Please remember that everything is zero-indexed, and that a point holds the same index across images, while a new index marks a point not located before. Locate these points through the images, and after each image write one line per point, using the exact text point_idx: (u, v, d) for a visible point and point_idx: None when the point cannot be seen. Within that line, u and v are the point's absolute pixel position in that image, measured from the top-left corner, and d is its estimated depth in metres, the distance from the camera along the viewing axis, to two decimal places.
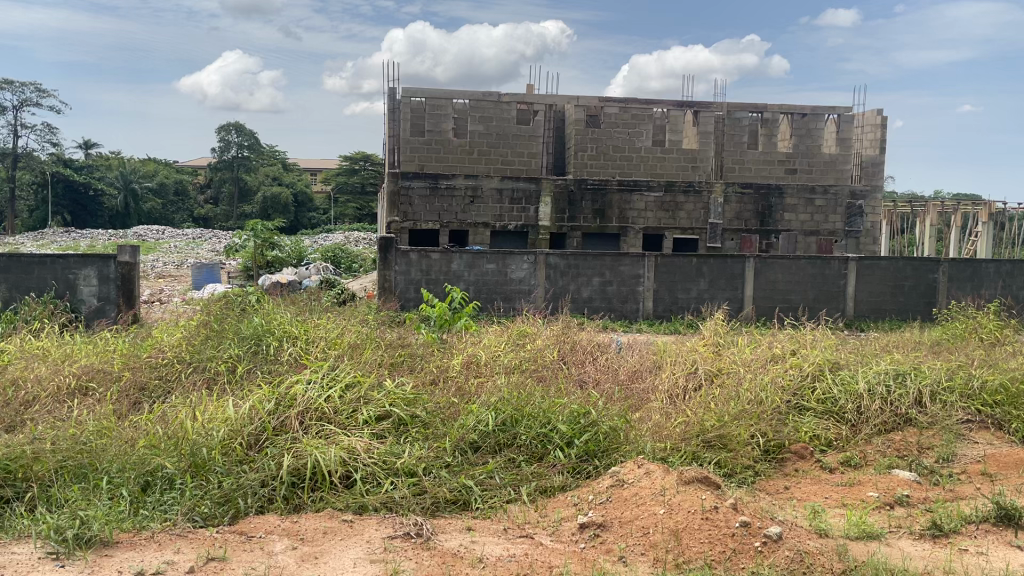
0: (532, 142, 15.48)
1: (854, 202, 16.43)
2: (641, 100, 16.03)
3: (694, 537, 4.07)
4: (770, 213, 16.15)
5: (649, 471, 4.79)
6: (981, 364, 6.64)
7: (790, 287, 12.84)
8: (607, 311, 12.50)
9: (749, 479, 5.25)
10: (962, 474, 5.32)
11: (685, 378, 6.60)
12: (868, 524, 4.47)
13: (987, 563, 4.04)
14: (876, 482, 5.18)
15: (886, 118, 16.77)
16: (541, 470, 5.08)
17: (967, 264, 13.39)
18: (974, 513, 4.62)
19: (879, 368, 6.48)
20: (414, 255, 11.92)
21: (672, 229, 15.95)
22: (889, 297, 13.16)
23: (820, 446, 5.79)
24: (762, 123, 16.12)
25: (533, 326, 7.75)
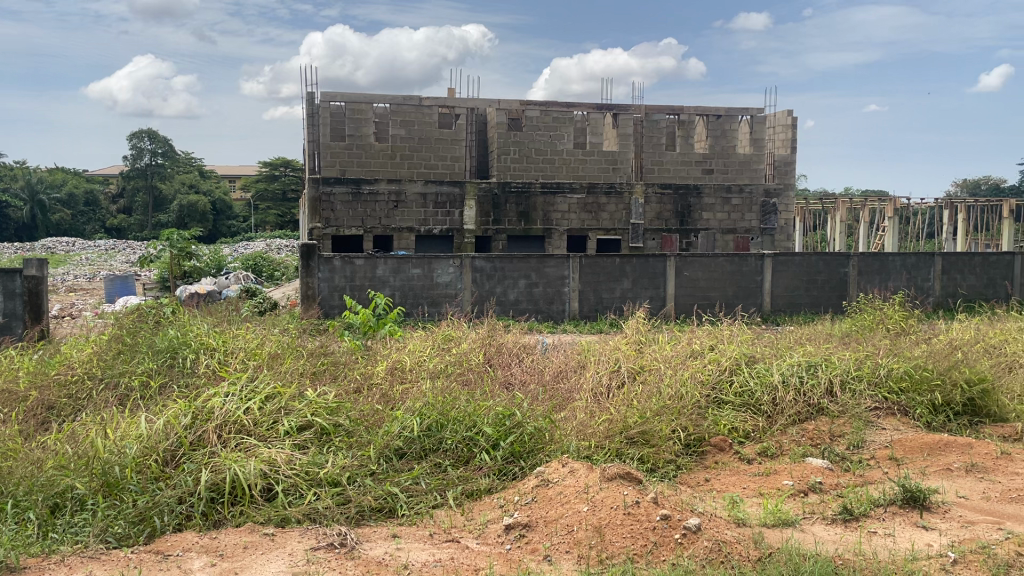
0: (455, 146, 15.47)
1: (768, 200, 16.97)
2: (562, 103, 16.16)
3: (616, 532, 4.15)
4: (689, 212, 16.58)
5: (573, 470, 4.85)
6: (887, 352, 6.94)
7: (710, 285, 13.17)
8: (533, 312, 12.58)
9: (671, 473, 5.38)
10: (872, 459, 5.55)
11: (609, 377, 6.69)
12: (784, 512, 4.63)
13: (895, 544, 4.23)
14: (791, 470, 5.36)
15: (796, 118, 17.34)
16: (467, 473, 5.08)
17: (876, 258, 13.99)
18: (881, 496, 4.83)
19: (792, 360, 6.70)
20: (337, 261, 11.76)
21: (595, 230, 16.19)
22: (804, 292, 13.64)
23: (738, 438, 5.96)
24: (679, 125, 16.44)
25: (458, 329, 7.75)
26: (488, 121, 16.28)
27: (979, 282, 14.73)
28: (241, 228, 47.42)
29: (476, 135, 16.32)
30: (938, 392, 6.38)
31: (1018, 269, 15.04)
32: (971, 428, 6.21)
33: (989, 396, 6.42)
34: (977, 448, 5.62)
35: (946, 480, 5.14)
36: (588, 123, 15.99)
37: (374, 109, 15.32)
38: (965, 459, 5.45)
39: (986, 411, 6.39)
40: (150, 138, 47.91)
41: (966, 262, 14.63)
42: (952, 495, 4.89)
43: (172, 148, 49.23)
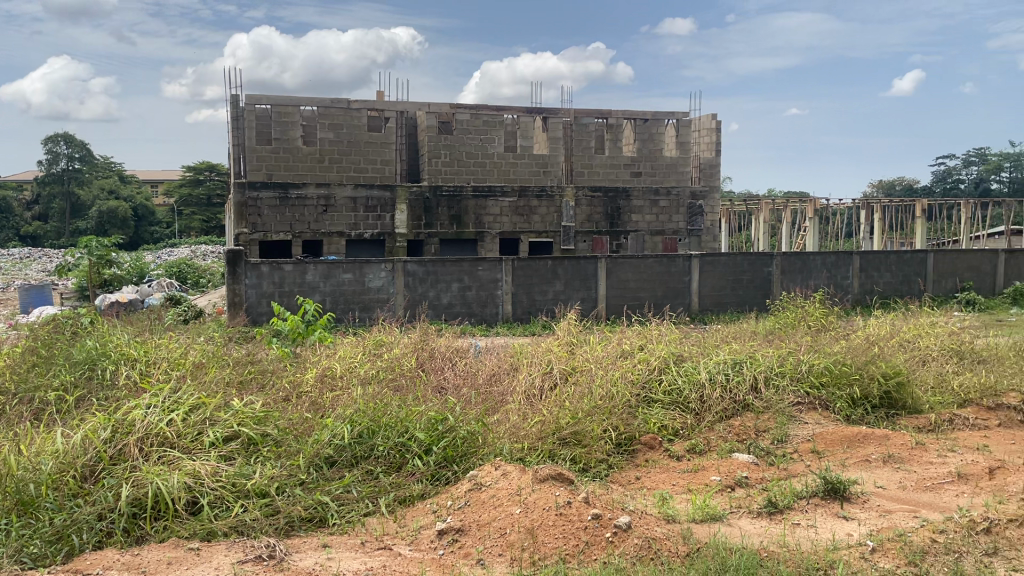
0: (384, 149, 15.36)
1: (695, 202, 17.34)
2: (492, 107, 16.19)
3: (549, 533, 4.17)
4: (619, 214, 16.82)
5: (506, 472, 4.86)
6: (808, 348, 7.15)
7: (640, 286, 13.39)
8: (467, 316, 12.56)
9: (602, 472, 5.44)
10: (795, 453, 5.72)
11: (541, 379, 6.72)
12: (711, 507, 4.73)
13: (817, 535, 4.37)
14: (718, 466, 5.49)
15: (719, 122, 17.76)
16: (399, 480, 5.05)
17: (797, 257, 14.46)
18: (804, 489, 4.98)
19: (718, 358, 6.85)
20: (265, 267, 11.53)
21: (527, 232, 16.27)
22: (730, 291, 13.98)
23: (668, 436, 6.07)
24: (607, 129, 16.77)
25: (389, 334, 7.68)
26: (418, 125, 16.22)
27: (895, 279, 15.34)
28: (165, 234, 46.03)
29: (405, 139, 16.25)
30: (856, 386, 6.62)
31: (931, 266, 15.72)
32: (888, 420, 6.47)
33: (904, 388, 6.68)
34: (893, 439, 5.84)
35: (865, 471, 5.33)
36: (519, 126, 16.10)
37: (301, 112, 15.12)
38: (883, 450, 5.66)
39: (902, 403, 6.65)
40: (66, 142, 46.11)
41: (882, 260, 15.22)
42: (871, 486, 5.07)
43: (90, 151, 47.43)
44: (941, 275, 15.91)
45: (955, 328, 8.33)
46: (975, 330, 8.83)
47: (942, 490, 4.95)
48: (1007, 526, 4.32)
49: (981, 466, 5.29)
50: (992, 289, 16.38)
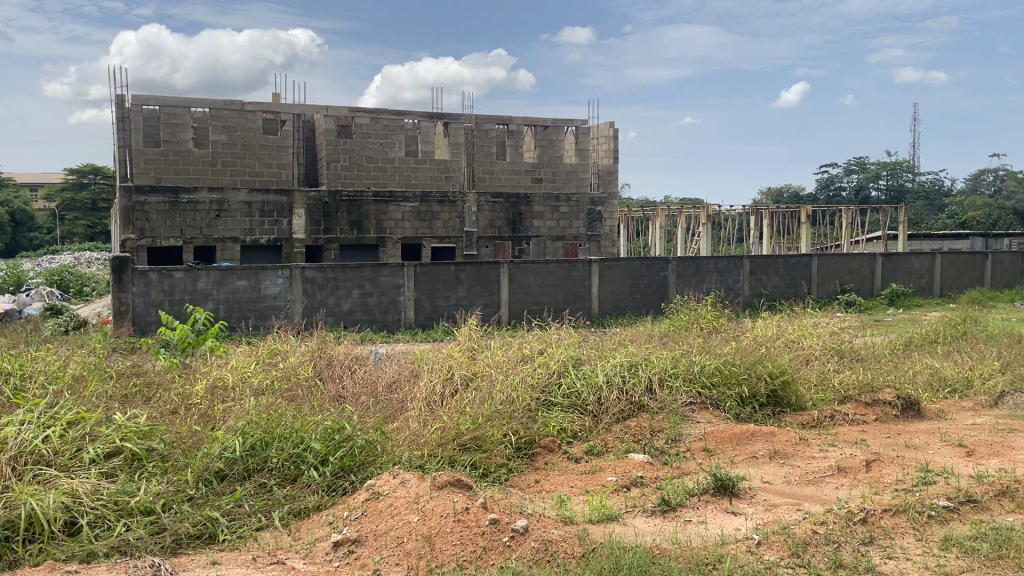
0: (281, 153, 15.00)
1: (594, 208, 17.68)
2: (392, 111, 16.04)
3: (446, 540, 4.15)
4: (520, 220, 16.97)
5: (404, 480, 4.81)
6: (700, 349, 7.38)
7: (542, 290, 13.54)
8: (368, 322, 12.39)
9: (502, 477, 5.47)
10: (687, 451, 5.90)
11: (442, 385, 6.61)
12: (608, 507, 4.82)
13: (706, 530, 4.51)
14: (614, 466, 5.60)
15: (617, 130, 18.16)
16: (293, 492, 4.93)
17: (691, 262, 14.96)
18: (696, 486, 5.13)
19: (615, 361, 6.98)
20: (153, 274, 11.08)
21: (429, 238, 16.20)
22: (628, 295, 14.31)
23: (567, 439, 6.16)
24: (508, 135, 16.76)
25: (285, 343, 7.48)
26: (316, 128, 15.89)
27: (782, 282, 16.05)
28: (46, 241, 43.56)
29: (303, 142, 15.92)
30: (745, 385, 6.88)
31: (815, 269, 16.52)
32: (774, 418, 6.76)
33: (789, 386, 6.99)
34: (779, 435, 6.10)
35: (753, 467, 5.54)
36: (420, 131, 15.93)
37: (193, 113, 14.60)
38: (769, 446, 5.90)
39: (787, 401, 6.96)
40: None
41: (770, 263, 15.89)
42: (758, 481, 5.28)
43: None
44: (824, 278, 16.73)
45: (836, 328, 8.76)
46: (853, 329, 9.31)
47: (823, 483, 5.20)
48: (881, 516, 4.57)
49: (859, 459, 5.58)
50: (871, 291, 17.33)
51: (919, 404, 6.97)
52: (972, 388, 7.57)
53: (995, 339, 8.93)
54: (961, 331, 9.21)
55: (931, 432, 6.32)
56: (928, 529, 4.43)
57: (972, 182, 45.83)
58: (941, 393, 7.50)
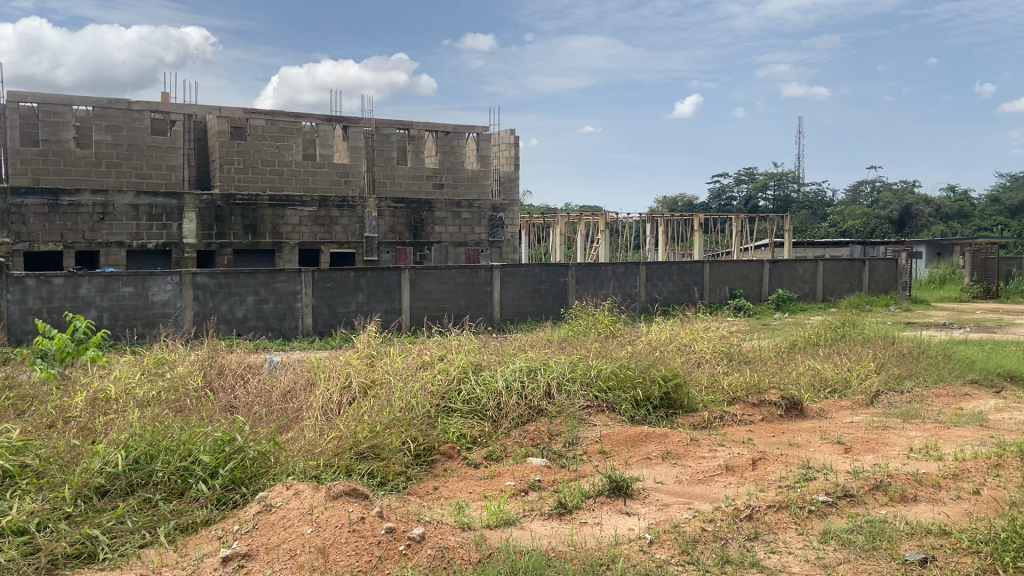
0: (170, 154, 14.45)
1: (495, 214, 17.81)
2: (289, 113, 15.68)
3: (341, 551, 4.07)
4: (421, 226, 16.89)
5: (298, 491, 4.70)
6: (597, 354, 7.50)
7: (443, 296, 13.51)
8: (263, 330, 12.04)
9: (400, 485, 5.42)
10: (584, 454, 6.00)
11: (339, 393, 6.43)
12: (505, 512, 4.85)
13: (601, 532, 4.59)
14: (513, 471, 5.63)
15: (518, 137, 18.36)
16: (181, 507, 4.74)
17: (591, 268, 15.25)
18: (592, 488, 5.22)
19: (515, 366, 7.01)
20: (30, 282, 10.52)
21: (327, 243, 15.90)
22: (529, 301, 14.45)
23: (466, 445, 6.15)
24: (409, 140, 16.76)
25: (172, 352, 7.17)
26: (209, 129, 15.38)
27: (676, 287, 16.56)
28: None
29: (194, 144, 15.36)
30: (639, 388, 7.06)
31: (707, 276, 17.13)
32: (667, 419, 6.96)
33: (681, 389, 7.21)
34: (671, 436, 6.29)
35: (646, 468, 5.68)
36: (318, 134, 15.69)
37: (74, 111, 13.91)
38: (662, 447, 6.08)
39: (679, 403, 7.18)
40: None
41: (665, 270, 16.37)
42: (651, 482, 5.42)
43: None
44: (716, 283, 17.35)
45: (725, 332, 9.08)
46: (742, 333, 9.68)
47: (713, 482, 5.38)
48: (765, 512, 4.77)
49: (746, 458, 5.80)
50: (759, 296, 18.08)
51: (802, 404, 7.31)
52: (849, 388, 7.99)
53: (870, 341, 9.45)
54: (840, 334, 9.72)
55: (813, 430, 6.64)
56: (808, 523, 4.64)
57: (851, 193, 48.48)
58: (822, 393, 7.89)
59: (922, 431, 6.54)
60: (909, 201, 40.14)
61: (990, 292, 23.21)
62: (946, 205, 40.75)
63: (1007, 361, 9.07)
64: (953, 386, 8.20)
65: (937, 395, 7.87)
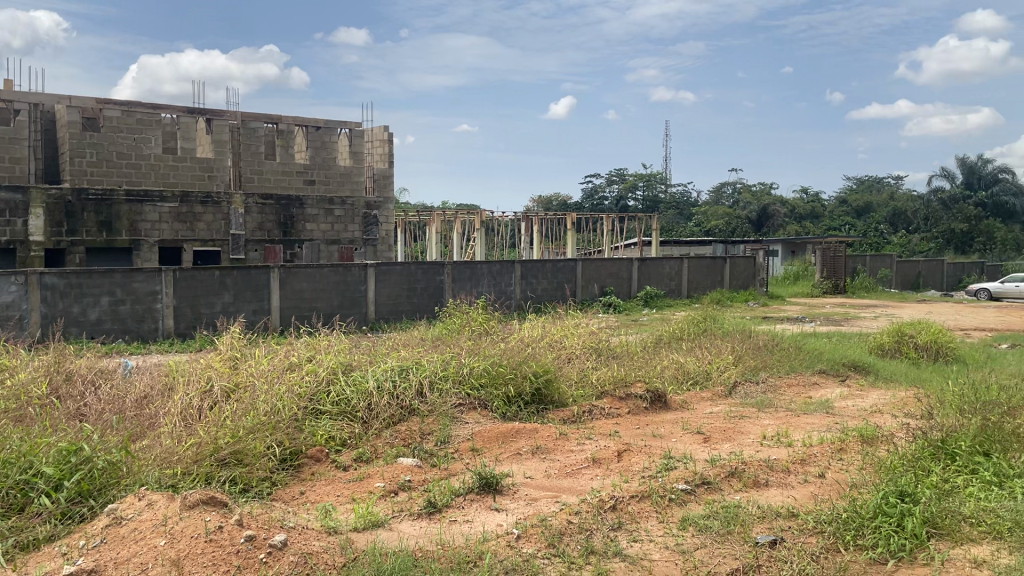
0: (14, 145, 13.47)
1: (369, 212, 17.53)
2: (147, 105, 14.95)
3: (196, 562, 3.88)
4: (292, 223, 16.42)
5: (151, 502, 4.46)
6: (470, 351, 7.48)
7: (315, 295, 13.19)
8: (120, 333, 11.38)
9: (264, 491, 5.24)
10: (456, 452, 5.99)
11: (199, 398, 6.11)
12: (374, 514, 4.77)
13: (470, 529, 4.59)
14: (383, 472, 5.55)
15: (392, 134, 18.15)
16: (20, 523, 4.40)
17: (467, 266, 15.32)
18: (461, 486, 5.21)
19: (386, 365, 6.89)
20: None
21: (191, 241, 15.22)
22: (405, 299, 14.35)
23: (335, 447, 6.02)
24: (278, 135, 16.19)
25: (13, 358, 6.65)
26: (58, 119, 14.44)
27: (550, 285, 16.85)
28: None
29: (42, 134, 14.39)
30: (511, 385, 7.12)
31: (580, 273, 17.52)
32: (538, 415, 7.07)
33: (552, 384, 7.34)
34: (541, 432, 6.39)
35: (516, 464, 5.74)
36: (179, 126, 14.99)
37: None
38: (532, 442, 6.17)
39: (549, 398, 7.31)
40: None
41: (539, 268, 16.64)
42: (521, 477, 5.47)
43: None
44: (587, 281, 17.77)
45: (594, 328, 9.29)
46: (611, 329, 9.93)
47: (580, 475, 5.49)
48: (628, 502, 4.91)
49: (611, 450, 5.96)
50: (628, 293, 18.63)
51: (666, 396, 7.59)
52: (710, 379, 8.37)
53: (729, 335, 9.91)
54: (701, 328, 10.14)
55: (676, 421, 6.90)
56: (668, 511, 4.81)
57: (715, 194, 50.72)
58: (685, 385, 8.23)
59: (774, 419, 6.92)
60: (766, 203, 42.48)
61: (837, 287, 24.89)
62: (800, 207, 43.34)
63: (851, 352, 9.72)
64: (803, 376, 8.73)
65: (789, 385, 8.35)
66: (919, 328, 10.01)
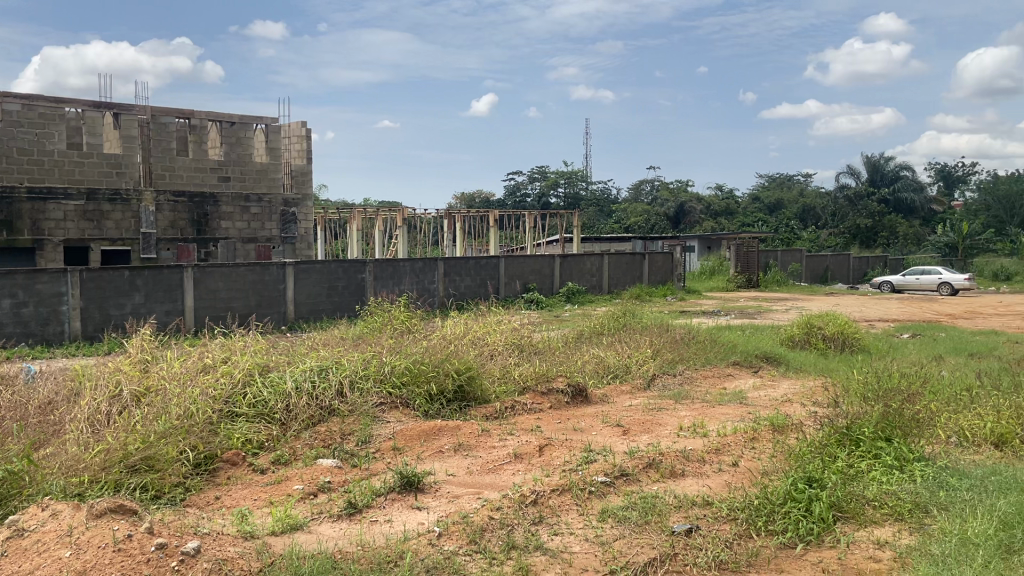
0: None
1: (287, 210, 17.18)
2: (49, 98, 14.28)
3: (103, 573, 3.74)
4: (206, 221, 15.97)
5: (55, 513, 4.28)
6: (391, 349, 7.42)
7: (232, 295, 12.87)
8: (22, 336, 10.86)
9: (178, 497, 5.08)
10: (377, 452, 5.94)
11: (108, 404, 5.87)
12: (292, 516, 4.67)
13: (391, 529, 4.55)
14: (301, 474, 5.45)
15: (309, 130, 17.82)
16: None
17: (388, 264, 15.21)
18: (383, 486, 5.17)
19: (305, 365, 6.77)
20: None
21: (98, 240, 14.67)
22: (325, 298, 14.16)
23: (252, 450, 5.89)
24: (190, 130, 15.72)
25: None
26: None
27: (473, 283, 16.86)
28: None
29: None
30: (433, 382, 7.10)
31: (502, 270, 17.60)
32: (460, 412, 7.06)
33: (474, 381, 7.34)
34: (462, 429, 6.40)
35: (439, 461, 5.73)
36: (84, 121, 14.36)
37: None
38: (454, 440, 6.16)
39: (472, 395, 7.32)
40: None
41: (462, 265, 16.65)
42: (443, 474, 5.46)
43: None
44: (510, 278, 17.85)
45: (516, 325, 9.34)
46: (533, 325, 9.99)
47: (502, 470, 5.52)
48: (549, 496, 4.96)
49: (533, 445, 6.00)
50: (551, 289, 18.80)
51: (587, 391, 7.71)
52: (630, 373, 8.52)
53: (648, 329, 10.09)
54: (621, 323, 10.32)
55: (596, 415, 7.00)
56: (588, 504, 4.88)
57: (635, 191, 51.55)
58: (605, 379, 8.36)
59: (691, 410, 7.10)
60: (684, 200, 43.47)
61: (751, 281, 25.68)
62: (716, 203, 44.52)
63: (764, 344, 10.04)
64: (718, 368, 8.97)
65: (705, 377, 8.59)
66: (827, 320, 10.41)
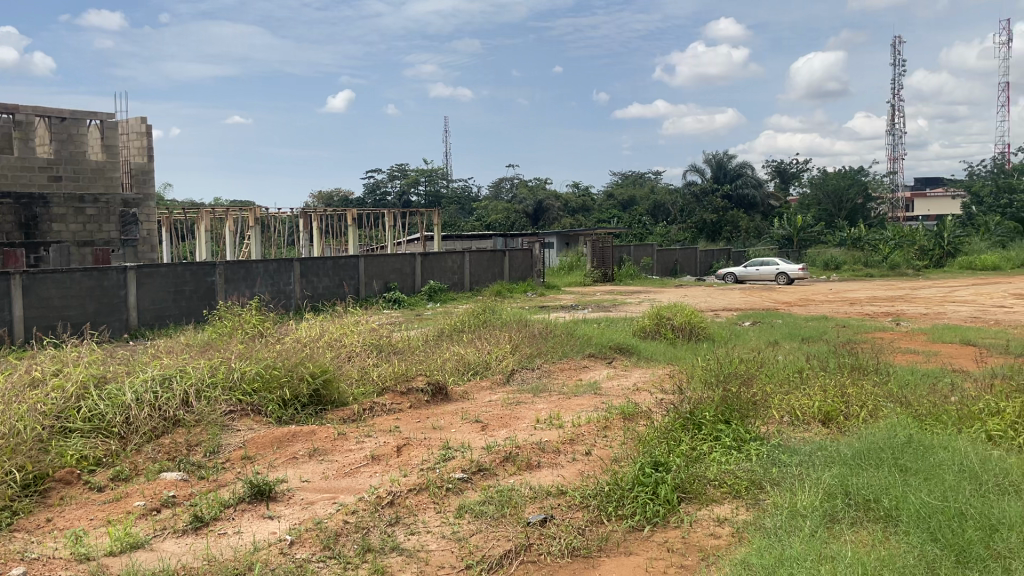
0: None
1: (127, 210, 16.22)
2: None
3: None
4: (35, 223, 14.84)
5: None
6: (241, 355, 7.15)
7: (66, 303, 12.03)
8: None
9: (3, 521, 4.67)
10: (226, 462, 5.71)
11: None
12: (131, 535, 4.41)
13: (239, 540, 4.39)
14: (143, 490, 5.17)
15: (150, 126, 16.96)
16: None
17: (240, 265, 14.72)
18: (231, 497, 4.98)
19: (145, 375, 6.40)
20: None
21: None
22: (171, 303, 13.50)
23: (88, 467, 5.52)
24: (15, 126, 14.52)
25: None
26: None
27: (331, 283, 16.56)
28: None
29: None
30: (287, 388, 6.91)
31: (362, 270, 17.39)
32: (316, 416, 6.91)
33: (330, 384, 7.21)
34: (317, 433, 6.27)
35: (292, 468, 5.58)
36: None
37: None
38: (309, 445, 6.03)
39: (328, 398, 7.18)
40: None
41: (319, 266, 16.32)
42: (296, 481, 5.32)
43: None
44: (370, 278, 17.63)
45: (374, 325, 9.23)
46: (392, 324, 9.89)
47: (358, 473, 5.45)
48: (406, 496, 4.93)
49: (390, 446, 5.96)
50: (412, 288, 18.70)
51: (446, 388, 7.73)
52: (489, 369, 8.61)
53: (506, 325, 10.23)
54: (480, 320, 10.40)
55: (455, 412, 7.04)
56: (445, 501, 4.90)
57: (495, 188, 52.05)
58: (465, 376, 8.41)
59: (548, 403, 7.27)
60: (542, 197, 44.27)
61: (606, 275, 26.53)
62: (572, 200, 45.72)
63: (617, 336, 10.39)
64: (574, 360, 9.22)
65: (562, 369, 8.81)
66: (675, 311, 10.89)
